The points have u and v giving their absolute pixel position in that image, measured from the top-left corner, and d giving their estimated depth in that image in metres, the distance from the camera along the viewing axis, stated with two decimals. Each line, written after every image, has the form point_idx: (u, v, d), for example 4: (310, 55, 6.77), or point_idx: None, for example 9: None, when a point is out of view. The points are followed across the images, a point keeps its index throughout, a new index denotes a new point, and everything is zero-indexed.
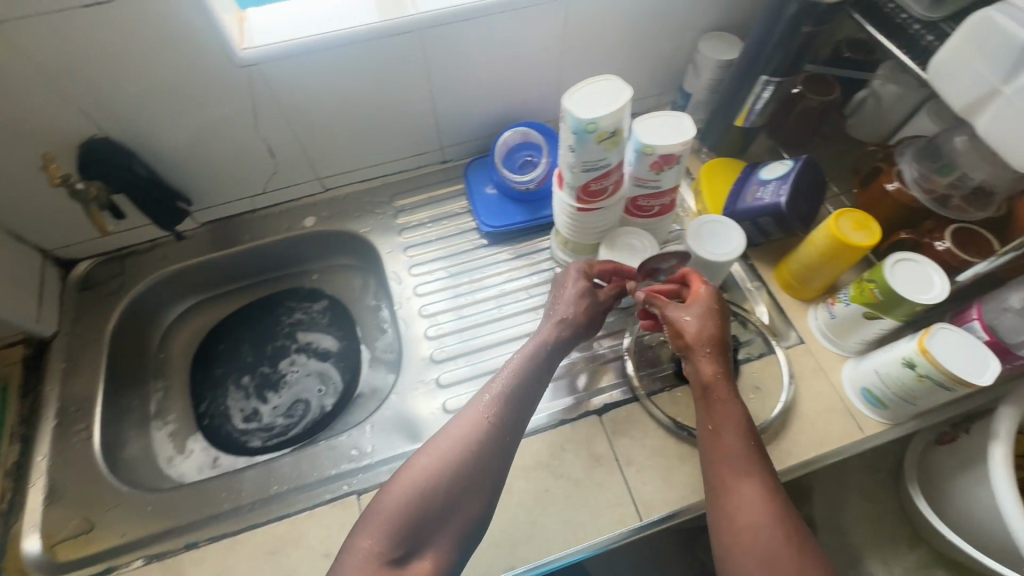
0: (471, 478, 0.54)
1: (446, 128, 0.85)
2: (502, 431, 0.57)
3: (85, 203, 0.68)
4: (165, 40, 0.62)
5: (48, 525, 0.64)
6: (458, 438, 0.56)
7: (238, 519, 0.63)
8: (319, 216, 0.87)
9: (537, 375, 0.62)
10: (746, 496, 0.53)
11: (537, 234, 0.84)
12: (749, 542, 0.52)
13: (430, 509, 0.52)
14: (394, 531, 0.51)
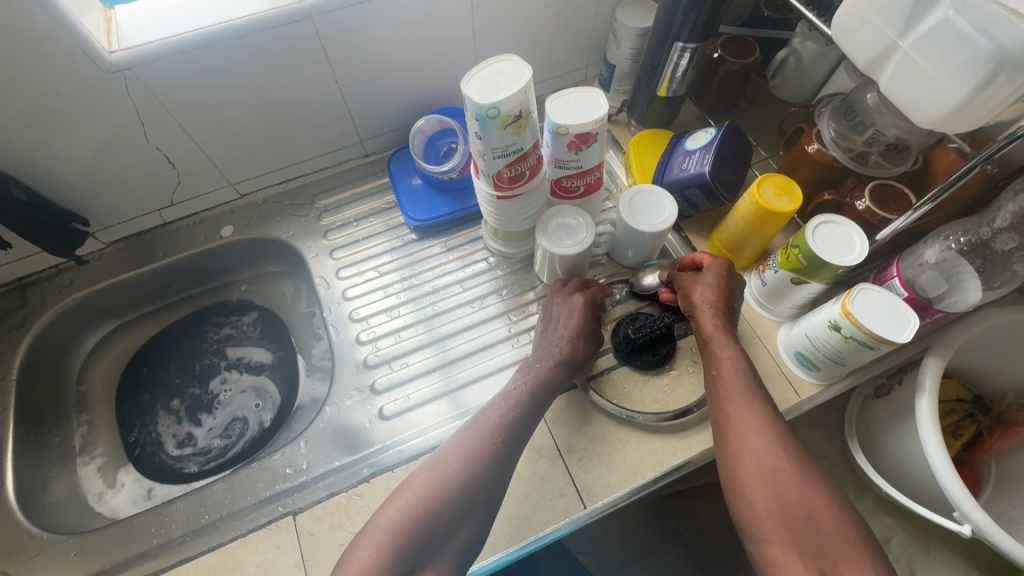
0: (477, 481, 0.53)
1: (362, 119, 0.81)
2: (508, 444, 0.56)
3: None
4: (17, 49, 0.56)
5: None
6: (460, 451, 0.55)
7: (169, 555, 0.60)
8: (238, 224, 0.83)
9: (539, 378, 0.61)
10: (750, 429, 0.54)
11: (468, 224, 0.81)
12: (751, 466, 0.52)
13: (436, 527, 0.51)
14: (398, 555, 0.49)
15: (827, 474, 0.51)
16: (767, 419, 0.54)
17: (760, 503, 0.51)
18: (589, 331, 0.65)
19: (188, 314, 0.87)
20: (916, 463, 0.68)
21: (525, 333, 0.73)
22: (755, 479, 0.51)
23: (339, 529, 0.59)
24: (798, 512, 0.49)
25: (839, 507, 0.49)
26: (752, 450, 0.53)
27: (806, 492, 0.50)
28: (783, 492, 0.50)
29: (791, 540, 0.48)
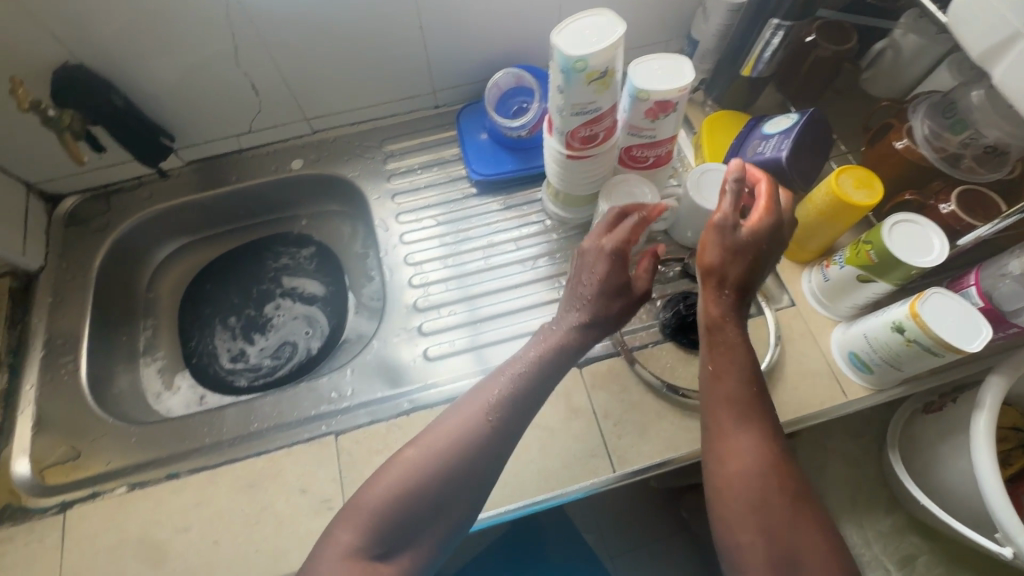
0: (463, 470, 0.51)
1: (439, 69, 0.81)
2: (496, 435, 0.53)
3: (58, 130, 0.66)
4: None
5: (37, 450, 0.65)
6: (446, 440, 0.52)
7: (218, 453, 0.64)
8: (308, 159, 0.85)
9: (540, 367, 0.56)
10: (744, 447, 0.51)
11: (528, 185, 0.82)
12: (738, 486, 0.50)
13: (414, 512, 0.50)
14: (375, 534, 0.49)
15: (817, 507, 0.50)
16: (764, 448, 0.51)
17: (743, 532, 0.49)
18: (617, 290, 0.58)
19: (251, 240, 0.91)
20: (960, 482, 0.66)
21: None
22: (745, 510, 0.49)
23: (376, 454, 0.62)
24: (784, 549, 0.48)
25: (828, 544, 0.48)
26: (742, 465, 0.51)
27: (792, 521, 0.49)
28: (772, 525, 0.49)
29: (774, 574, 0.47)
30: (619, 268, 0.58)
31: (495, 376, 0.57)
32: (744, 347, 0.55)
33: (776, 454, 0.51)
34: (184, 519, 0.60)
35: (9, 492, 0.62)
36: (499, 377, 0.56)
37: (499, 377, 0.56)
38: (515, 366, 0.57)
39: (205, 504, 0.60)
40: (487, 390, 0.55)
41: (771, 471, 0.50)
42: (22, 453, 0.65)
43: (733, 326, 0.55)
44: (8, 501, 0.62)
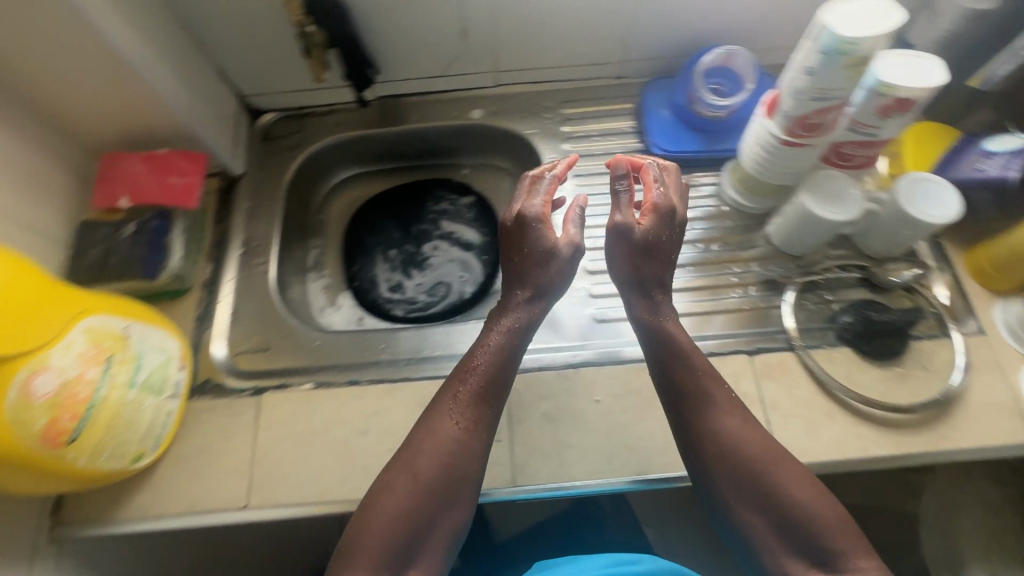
0: (428, 482, 0.52)
1: (636, 39, 0.81)
2: (475, 430, 0.55)
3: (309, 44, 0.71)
4: None
5: (233, 337, 0.71)
6: (429, 461, 0.53)
7: (393, 369, 0.68)
8: (487, 110, 0.87)
9: (497, 361, 0.57)
10: (708, 420, 0.55)
11: (705, 168, 0.81)
12: (721, 470, 0.53)
13: (430, 503, 0.52)
14: (399, 532, 0.50)
15: (762, 456, 0.52)
16: (739, 437, 0.53)
17: (755, 518, 0.51)
18: (544, 251, 0.59)
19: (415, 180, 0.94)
20: None
21: (742, 287, 0.73)
22: (750, 500, 0.51)
23: (542, 400, 0.65)
24: (791, 519, 0.50)
25: (820, 498, 0.50)
26: (710, 437, 0.54)
27: (751, 473, 0.52)
28: (756, 498, 0.51)
29: (788, 544, 0.49)
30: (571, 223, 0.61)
31: (450, 382, 0.57)
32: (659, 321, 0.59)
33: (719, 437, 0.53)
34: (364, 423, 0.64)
35: (212, 370, 0.68)
36: (465, 386, 0.56)
37: (452, 384, 0.57)
38: (479, 372, 0.57)
39: (383, 414, 0.65)
40: (447, 390, 0.56)
41: (742, 454, 0.52)
42: (219, 337, 0.71)
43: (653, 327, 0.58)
44: (207, 378, 0.68)
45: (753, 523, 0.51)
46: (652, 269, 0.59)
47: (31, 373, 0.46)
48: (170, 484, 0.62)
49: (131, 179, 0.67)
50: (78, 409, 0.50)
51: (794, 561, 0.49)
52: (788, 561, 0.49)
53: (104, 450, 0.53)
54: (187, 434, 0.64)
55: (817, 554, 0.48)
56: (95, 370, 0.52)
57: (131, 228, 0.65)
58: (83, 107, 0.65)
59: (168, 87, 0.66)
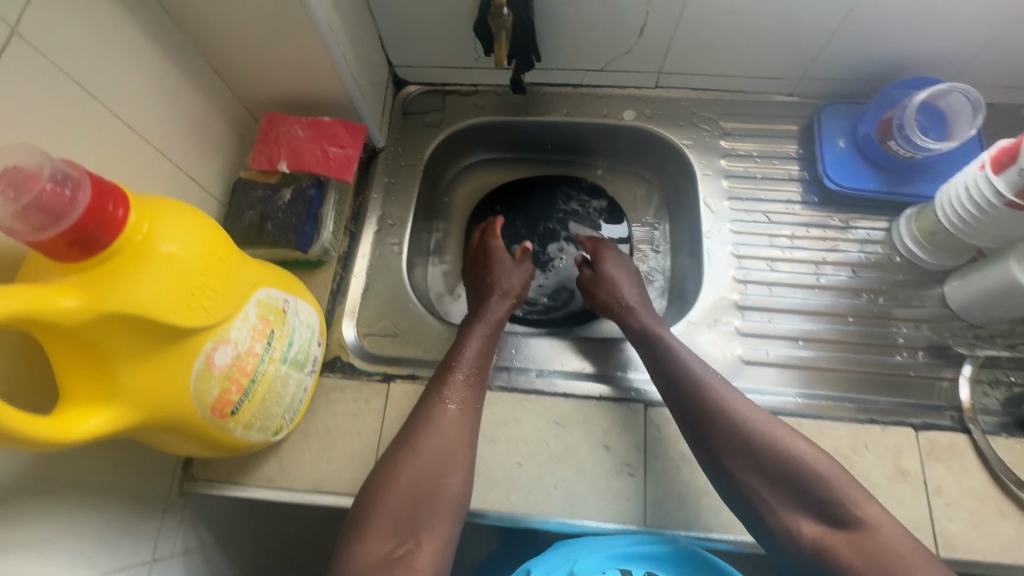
0: (434, 446, 0.55)
1: (826, 59, 0.73)
2: (471, 404, 0.59)
3: (497, 29, 0.61)
4: None
5: (362, 317, 0.70)
6: (432, 438, 0.56)
7: (523, 378, 0.66)
8: (641, 112, 0.81)
9: (481, 350, 0.63)
10: (701, 395, 0.57)
11: (878, 210, 0.74)
12: (733, 449, 0.54)
13: (440, 457, 0.55)
14: (415, 479, 0.54)
15: (768, 432, 0.53)
16: (697, 384, 0.57)
17: (764, 490, 0.52)
18: (496, 274, 0.73)
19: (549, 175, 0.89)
20: None
21: (909, 350, 0.67)
22: (733, 454, 0.54)
23: (681, 439, 0.61)
24: (805, 490, 0.50)
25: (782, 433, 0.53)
26: (717, 422, 0.55)
27: (762, 454, 0.52)
28: (726, 439, 0.54)
29: (790, 495, 0.51)
30: (625, 265, 0.74)
31: (444, 367, 0.61)
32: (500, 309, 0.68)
33: (718, 392, 0.56)
34: (493, 430, 0.62)
35: (342, 348, 0.68)
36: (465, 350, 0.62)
37: (452, 369, 0.61)
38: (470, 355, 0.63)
39: (512, 425, 0.62)
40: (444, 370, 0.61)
41: (715, 404, 0.56)
42: (349, 315, 0.70)
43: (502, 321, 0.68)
44: (336, 355, 0.67)
45: (750, 477, 0.53)
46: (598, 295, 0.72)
47: (214, 347, 0.44)
48: (297, 458, 0.62)
49: (292, 144, 0.65)
50: (243, 383, 0.49)
51: (790, 510, 0.51)
52: (784, 510, 0.51)
53: (255, 425, 0.53)
54: (316, 410, 0.64)
55: (824, 509, 0.49)
56: (261, 345, 0.51)
57: (287, 195, 0.64)
58: (256, 64, 0.63)
59: (341, 53, 0.63)
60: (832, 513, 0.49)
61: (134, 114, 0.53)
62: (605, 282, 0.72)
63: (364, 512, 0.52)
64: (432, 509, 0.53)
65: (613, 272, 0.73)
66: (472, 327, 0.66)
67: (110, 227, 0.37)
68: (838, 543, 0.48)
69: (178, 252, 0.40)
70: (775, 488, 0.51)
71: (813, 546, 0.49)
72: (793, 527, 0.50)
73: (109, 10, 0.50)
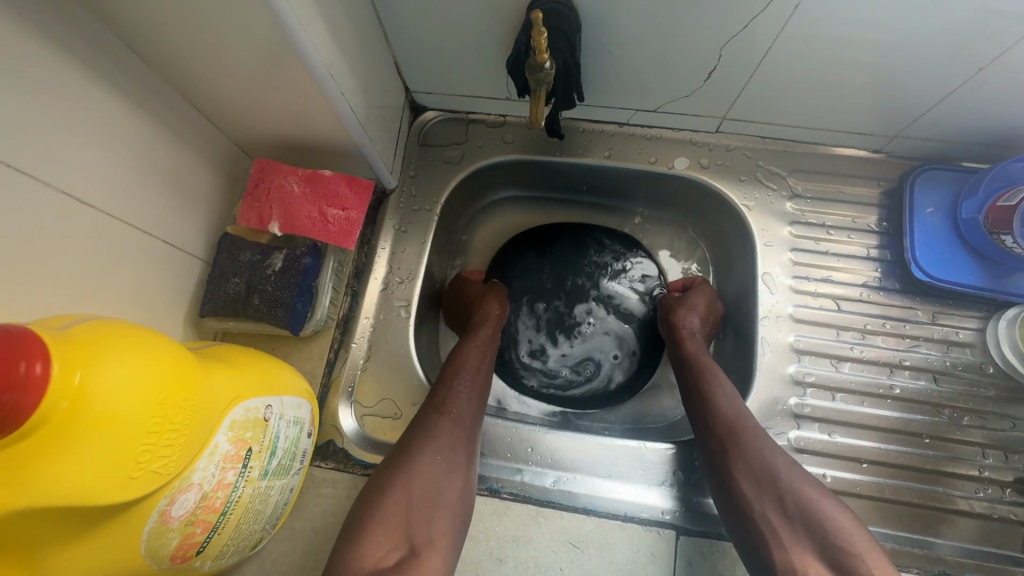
0: (436, 449, 0.51)
1: (931, 117, 0.60)
2: (467, 416, 0.55)
3: (538, 84, 0.51)
4: None
5: (361, 394, 0.63)
6: (434, 442, 0.52)
7: (539, 485, 0.58)
8: (696, 161, 0.69)
9: (477, 367, 0.60)
10: (727, 414, 0.53)
11: (970, 305, 0.63)
12: (754, 479, 0.49)
13: (442, 463, 0.51)
14: (419, 482, 0.49)
15: (795, 468, 0.50)
16: (727, 406, 0.53)
17: (784, 530, 0.47)
18: (476, 299, 0.68)
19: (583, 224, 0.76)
20: None
21: (994, 485, 0.57)
22: (749, 483, 0.49)
23: None
24: (824, 537, 0.46)
25: (792, 465, 0.50)
26: (744, 447, 0.51)
27: (788, 489, 0.48)
28: (747, 465, 0.50)
29: (796, 531, 0.47)
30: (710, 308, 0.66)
31: (451, 370, 0.58)
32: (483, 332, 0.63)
33: (734, 413, 0.53)
34: (502, 548, 0.54)
35: (337, 430, 0.61)
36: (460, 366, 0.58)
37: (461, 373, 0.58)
38: (473, 363, 0.60)
39: (523, 544, 0.54)
40: (453, 373, 0.58)
41: (732, 423, 0.52)
42: (347, 391, 0.63)
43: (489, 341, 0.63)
44: (330, 438, 0.60)
45: (760, 509, 0.48)
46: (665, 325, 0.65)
47: (169, 501, 0.37)
48: (279, 562, 0.55)
49: (285, 200, 0.56)
50: (211, 520, 0.42)
51: (798, 547, 0.46)
52: (791, 545, 0.47)
53: (228, 550, 0.46)
54: (303, 504, 0.57)
55: (833, 555, 0.45)
56: (234, 472, 0.43)
57: (279, 262, 0.56)
58: (246, 105, 0.53)
59: (348, 96, 0.53)
60: (844, 562, 0.45)
61: (90, 181, 0.43)
62: (685, 310, 0.64)
63: (359, 518, 0.47)
64: (433, 516, 0.48)
65: (696, 304, 0.65)
66: (473, 340, 0.62)
67: (23, 398, 0.28)
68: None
69: (119, 410, 0.32)
70: (790, 523, 0.47)
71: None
72: (799, 567, 0.45)
73: (55, 59, 0.39)
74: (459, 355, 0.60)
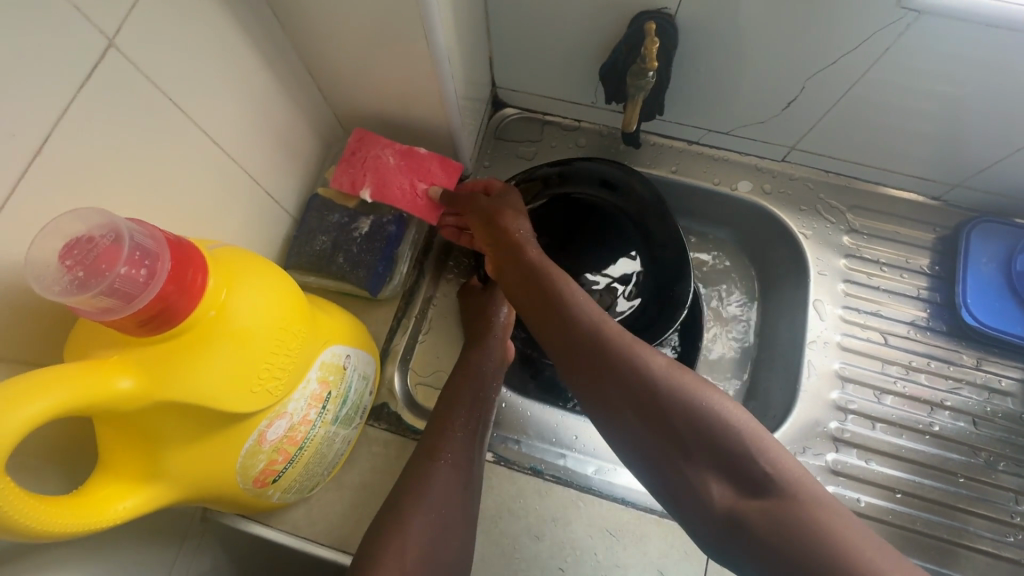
0: (430, 500, 0.48)
1: (995, 171, 0.63)
2: (463, 460, 0.52)
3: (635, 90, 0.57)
4: None
5: (415, 363, 0.67)
6: (427, 493, 0.48)
7: (580, 471, 0.60)
8: (759, 187, 0.72)
9: (473, 400, 0.56)
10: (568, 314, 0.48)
11: (1017, 357, 0.64)
12: (626, 398, 0.43)
13: (441, 512, 0.48)
14: (430, 493, 0.48)
15: (674, 372, 0.43)
16: (586, 323, 0.47)
17: (683, 460, 0.40)
18: (483, 311, 0.63)
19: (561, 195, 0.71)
20: None
21: None
22: (568, 359, 0.47)
23: None
24: (713, 451, 0.40)
25: (672, 366, 0.43)
26: (608, 366, 0.44)
27: (666, 396, 0.42)
28: (619, 385, 0.43)
29: (683, 447, 0.41)
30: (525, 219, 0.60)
31: (455, 383, 0.57)
32: (482, 355, 0.59)
33: (589, 322, 0.47)
34: (541, 526, 0.56)
35: (391, 393, 0.63)
36: (456, 404, 0.55)
37: (468, 385, 0.57)
38: (481, 373, 0.58)
39: (562, 526, 0.56)
40: (460, 385, 0.56)
41: (579, 328, 0.47)
42: (402, 358, 0.65)
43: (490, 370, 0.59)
44: (384, 401, 0.63)
45: (638, 431, 0.42)
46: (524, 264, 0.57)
47: (267, 424, 0.39)
48: (326, 511, 0.57)
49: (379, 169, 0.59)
50: (291, 452, 0.44)
51: (711, 477, 0.40)
52: (705, 476, 0.40)
53: (293, 487, 0.49)
54: (354, 460, 0.59)
55: (746, 477, 0.39)
56: (315, 411, 0.45)
57: (365, 227, 0.60)
58: (357, 77, 0.56)
59: (453, 81, 0.56)
60: (753, 478, 0.39)
61: (224, 127, 0.47)
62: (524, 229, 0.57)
63: (384, 523, 0.47)
64: (447, 525, 0.48)
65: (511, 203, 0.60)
66: (471, 371, 0.58)
67: (186, 301, 0.31)
68: (756, 514, 0.37)
69: (250, 328, 0.35)
70: (679, 445, 0.40)
71: (726, 518, 0.38)
72: (703, 489, 0.40)
73: (219, 13, 0.43)
74: (452, 390, 0.56)
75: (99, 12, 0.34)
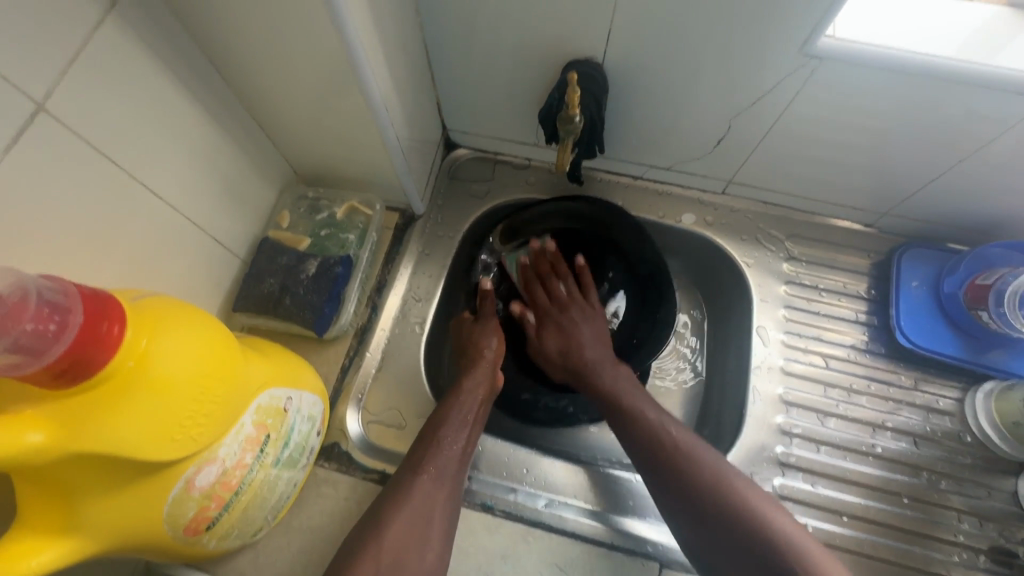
0: (405, 515, 0.50)
1: (918, 200, 0.66)
2: (442, 477, 0.54)
3: (565, 132, 0.60)
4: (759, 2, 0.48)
5: (367, 403, 0.66)
6: (403, 508, 0.51)
7: (531, 505, 0.60)
8: (702, 218, 0.75)
9: (460, 423, 0.58)
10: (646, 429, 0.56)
11: (951, 376, 0.67)
12: (681, 496, 0.52)
13: (416, 526, 0.50)
14: (411, 505, 0.51)
15: (733, 485, 0.51)
16: (651, 437, 0.56)
17: (719, 557, 0.50)
18: (476, 337, 0.66)
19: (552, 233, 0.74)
20: None
21: (969, 550, 0.60)
22: (684, 521, 0.52)
23: None
24: (743, 543, 0.48)
25: (721, 471, 0.52)
26: (704, 476, 0.52)
27: (738, 508, 0.50)
28: (681, 505, 0.52)
29: (738, 557, 0.49)
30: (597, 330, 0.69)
31: (445, 404, 0.59)
32: (474, 381, 0.62)
33: (670, 440, 0.55)
34: (490, 564, 0.56)
35: (342, 433, 0.63)
36: (441, 423, 0.57)
37: (456, 406, 0.59)
38: (472, 398, 0.61)
39: (512, 563, 0.56)
40: (450, 407, 0.59)
41: (667, 443, 0.55)
42: (354, 397, 0.65)
43: (480, 396, 0.61)
44: (335, 441, 0.63)
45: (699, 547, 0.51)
46: (551, 342, 0.69)
47: (195, 471, 0.40)
48: (273, 557, 0.56)
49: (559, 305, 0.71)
50: (225, 497, 0.44)
51: (733, 566, 0.49)
52: (726, 562, 0.49)
53: (232, 532, 0.49)
54: (303, 502, 0.59)
55: (769, 566, 0.47)
56: (252, 454, 0.45)
57: (312, 268, 0.62)
58: (303, 126, 0.59)
59: (396, 129, 0.59)
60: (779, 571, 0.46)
61: (167, 181, 0.49)
62: (614, 368, 0.64)
63: (365, 531, 0.49)
64: (424, 537, 0.50)
65: (575, 319, 0.69)
66: (458, 395, 0.60)
67: (102, 351, 0.32)
68: None
69: (173, 377, 0.35)
70: (725, 549, 0.49)
71: None
72: None
73: (159, 73, 0.46)
74: (440, 411, 0.59)
75: (28, 78, 0.36)
